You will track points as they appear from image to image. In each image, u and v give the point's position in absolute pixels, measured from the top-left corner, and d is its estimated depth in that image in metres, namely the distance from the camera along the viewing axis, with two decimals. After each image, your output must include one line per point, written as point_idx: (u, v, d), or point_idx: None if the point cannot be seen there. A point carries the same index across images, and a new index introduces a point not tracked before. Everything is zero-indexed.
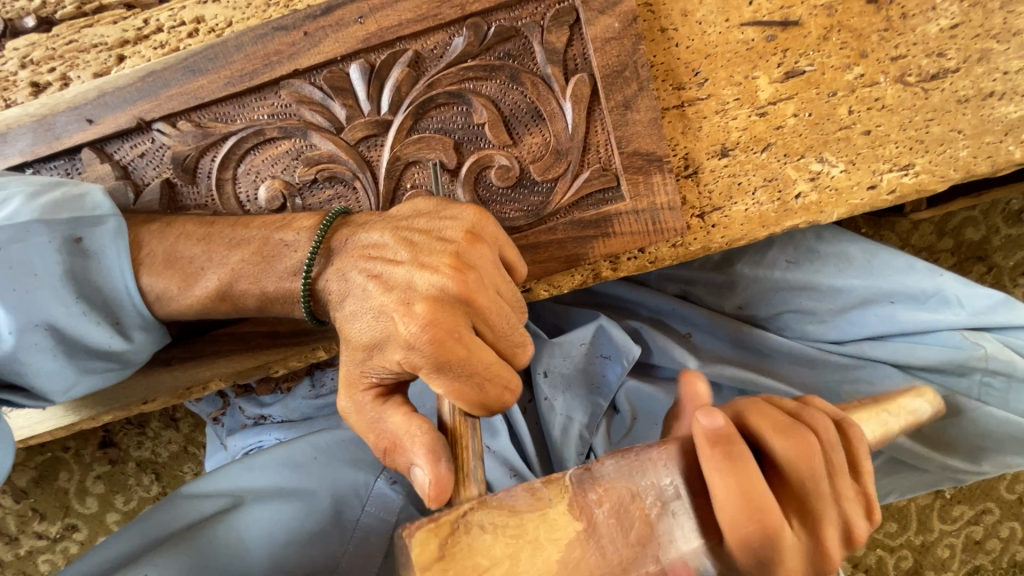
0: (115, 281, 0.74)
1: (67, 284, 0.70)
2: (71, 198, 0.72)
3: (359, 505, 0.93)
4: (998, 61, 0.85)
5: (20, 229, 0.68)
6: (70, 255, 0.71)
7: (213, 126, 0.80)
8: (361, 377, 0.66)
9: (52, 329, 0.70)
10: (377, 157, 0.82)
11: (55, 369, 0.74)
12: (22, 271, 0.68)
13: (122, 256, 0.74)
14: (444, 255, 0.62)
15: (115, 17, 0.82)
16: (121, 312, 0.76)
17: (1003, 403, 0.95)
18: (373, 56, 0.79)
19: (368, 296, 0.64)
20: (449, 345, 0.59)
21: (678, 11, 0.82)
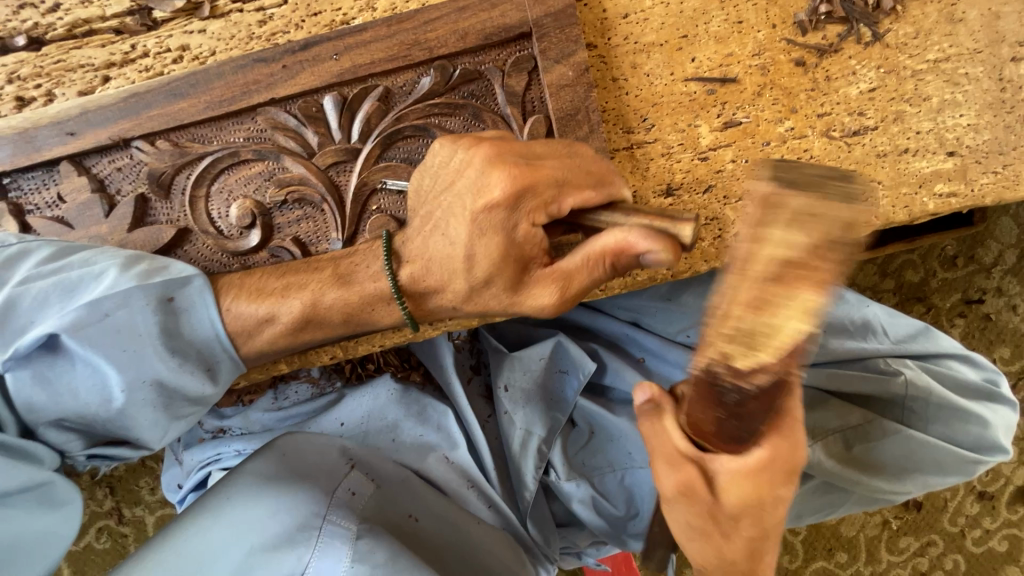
0: (205, 330, 0.80)
1: (163, 340, 0.76)
2: (160, 267, 0.78)
3: (321, 512, 0.95)
4: (911, 122, 0.95)
5: (122, 297, 0.74)
6: (167, 314, 0.77)
7: (190, 146, 0.85)
8: (532, 269, 0.72)
9: (156, 384, 0.77)
10: (344, 182, 0.87)
11: (155, 419, 0.79)
12: (128, 333, 0.75)
13: (209, 308, 0.79)
14: (467, 151, 0.72)
15: (103, 41, 0.87)
16: (213, 357, 0.81)
17: (924, 426, 1.01)
18: (345, 90, 0.85)
19: (455, 238, 0.72)
20: (529, 172, 0.68)
21: (628, 63, 0.91)
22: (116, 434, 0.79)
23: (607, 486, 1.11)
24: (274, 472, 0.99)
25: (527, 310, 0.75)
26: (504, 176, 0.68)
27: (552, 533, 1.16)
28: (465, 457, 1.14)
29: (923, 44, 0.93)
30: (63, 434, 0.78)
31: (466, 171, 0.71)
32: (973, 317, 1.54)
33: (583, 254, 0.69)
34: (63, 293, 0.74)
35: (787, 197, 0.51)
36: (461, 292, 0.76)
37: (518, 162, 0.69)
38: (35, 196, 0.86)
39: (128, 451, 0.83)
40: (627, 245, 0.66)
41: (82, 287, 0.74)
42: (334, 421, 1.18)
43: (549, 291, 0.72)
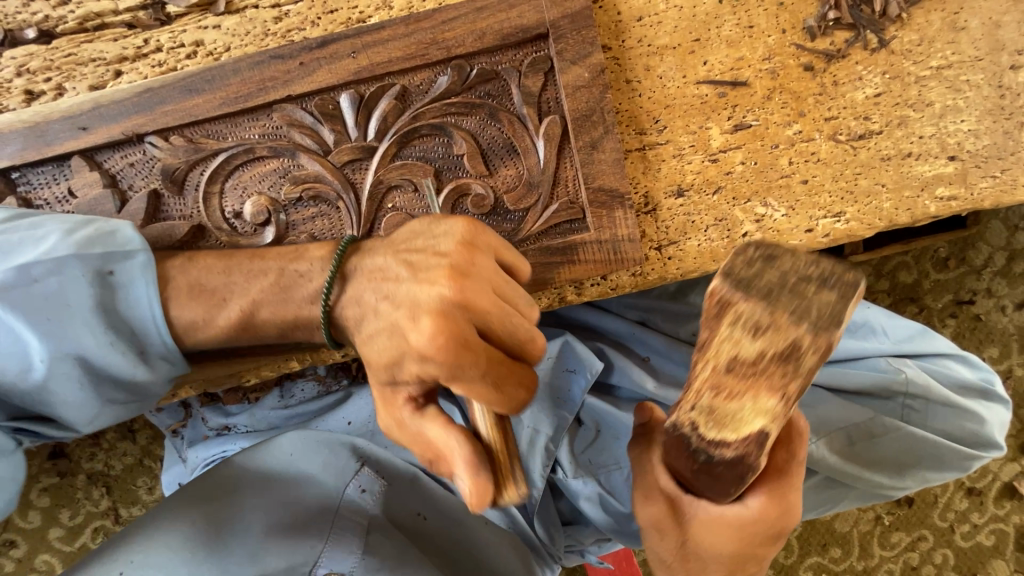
0: (140, 311, 0.77)
1: (98, 316, 0.74)
2: (107, 233, 0.77)
3: (335, 503, 1.00)
4: (915, 127, 0.97)
5: (57, 264, 0.72)
6: (106, 287, 0.75)
7: (205, 142, 0.84)
8: (395, 398, 0.70)
9: (80, 359, 0.74)
10: (360, 180, 0.87)
11: (81, 399, 0.76)
12: (58, 303, 0.72)
13: (148, 287, 0.77)
14: (441, 268, 0.67)
15: (116, 35, 0.85)
16: (146, 340, 0.78)
17: (923, 422, 1.04)
18: (362, 88, 0.85)
19: (380, 313, 0.70)
20: (458, 350, 0.64)
21: (642, 65, 0.92)
22: (34, 408, 0.76)
23: (613, 484, 1.10)
24: (287, 462, 1.01)
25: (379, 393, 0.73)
26: (438, 327, 0.64)
27: (557, 531, 1.15)
28: None
29: (927, 51, 0.95)
30: None
31: (425, 286, 0.67)
32: (964, 317, 1.58)
33: (436, 430, 0.66)
34: (0, 253, 0.71)
35: (737, 301, 0.55)
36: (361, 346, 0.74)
37: (456, 332, 0.64)
38: (45, 191, 0.84)
39: (59, 431, 0.80)
40: (450, 458, 0.65)
41: (18, 249, 0.72)
42: (341, 420, 1.17)
43: (390, 416, 0.71)
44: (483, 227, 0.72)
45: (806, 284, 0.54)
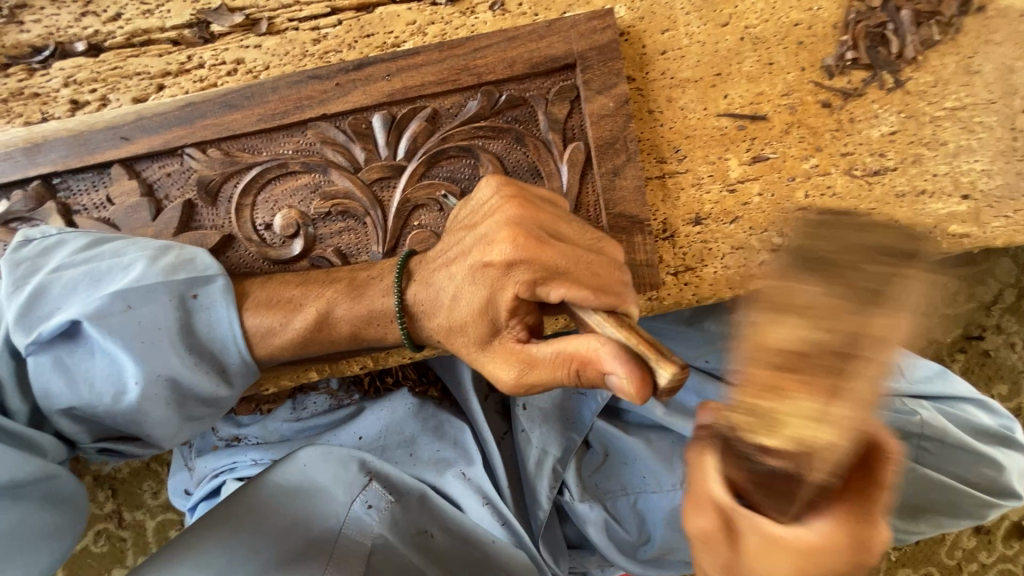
0: (223, 331, 0.80)
1: (181, 336, 0.77)
2: (187, 259, 0.79)
3: (338, 524, 0.97)
4: (928, 165, 0.99)
5: (147, 291, 0.75)
6: (188, 311, 0.78)
7: (240, 155, 0.87)
8: (509, 346, 0.70)
9: (171, 379, 0.76)
10: (388, 198, 0.90)
11: (167, 418, 0.78)
12: (149, 326, 0.75)
13: (230, 308, 0.80)
14: (497, 197, 0.72)
15: (160, 51, 0.89)
16: (226, 359, 0.81)
17: (938, 466, 1.03)
18: (394, 109, 0.88)
19: (453, 276, 0.72)
20: (538, 246, 0.67)
21: (664, 96, 0.95)
22: (124, 429, 0.78)
23: (619, 510, 1.13)
24: (297, 475, 0.99)
25: (487, 372, 0.73)
26: (512, 235, 0.68)
27: (562, 553, 1.16)
28: (480, 473, 1.12)
29: (942, 92, 0.98)
30: (78, 423, 0.77)
31: (487, 221, 0.71)
32: (972, 353, 1.59)
33: (556, 348, 0.65)
34: (92, 282, 0.75)
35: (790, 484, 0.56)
36: (445, 328, 0.75)
37: (533, 236, 0.68)
38: (83, 196, 0.87)
39: (140, 448, 0.82)
40: (596, 358, 0.61)
41: (106, 278, 0.75)
42: (352, 435, 1.17)
43: (508, 369, 0.70)
44: (516, 179, 0.76)
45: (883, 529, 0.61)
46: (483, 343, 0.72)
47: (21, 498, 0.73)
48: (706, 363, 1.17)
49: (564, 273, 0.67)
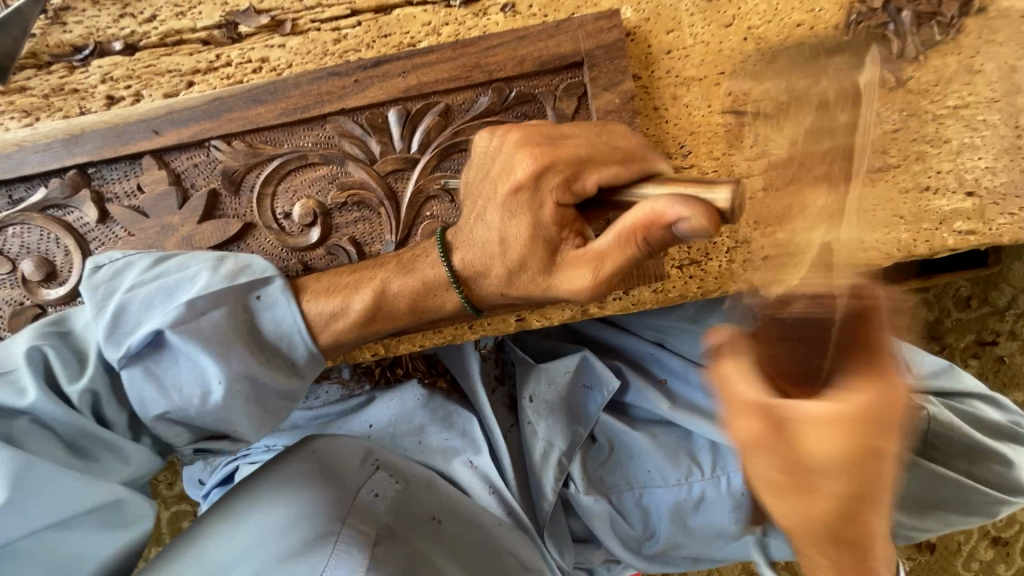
0: (290, 327, 0.83)
1: (251, 337, 0.81)
2: (245, 266, 0.83)
3: (339, 514, 0.92)
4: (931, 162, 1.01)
5: (215, 297, 0.79)
6: (254, 311, 0.82)
7: (263, 147, 0.92)
8: (577, 255, 0.72)
9: (251, 377, 0.79)
10: (401, 189, 0.94)
11: (253, 414, 0.81)
12: (223, 328, 0.78)
13: (292, 305, 0.83)
14: (504, 137, 0.79)
15: (191, 50, 0.94)
16: (295, 354, 0.84)
17: (946, 462, 1.03)
18: (409, 105, 0.92)
19: (492, 223, 0.77)
20: (555, 149, 0.74)
21: (669, 94, 0.98)
22: (214, 429, 0.81)
23: (623, 504, 1.12)
24: (302, 470, 0.98)
25: (566, 292, 0.74)
26: (529, 155, 0.74)
27: (566, 546, 1.17)
28: (487, 463, 1.15)
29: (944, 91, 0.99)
30: (171, 428, 0.80)
31: (502, 161, 0.77)
32: (986, 359, 1.57)
33: (613, 231, 0.68)
34: (164, 296, 0.79)
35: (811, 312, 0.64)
36: (503, 276, 0.78)
37: (543, 142, 0.75)
38: (116, 185, 0.92)
39: (231, 447, 0.84)
40: (657, 218, 0.64)
41: (178, 291, 0.79)
42: (363, 423, 1.21)
43: (583, 275, 0.72)
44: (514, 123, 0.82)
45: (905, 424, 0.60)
46: (547, 268, 0.74)
47: (82, 524, 0.74)
48: None
49: (590, 162, 0.73)
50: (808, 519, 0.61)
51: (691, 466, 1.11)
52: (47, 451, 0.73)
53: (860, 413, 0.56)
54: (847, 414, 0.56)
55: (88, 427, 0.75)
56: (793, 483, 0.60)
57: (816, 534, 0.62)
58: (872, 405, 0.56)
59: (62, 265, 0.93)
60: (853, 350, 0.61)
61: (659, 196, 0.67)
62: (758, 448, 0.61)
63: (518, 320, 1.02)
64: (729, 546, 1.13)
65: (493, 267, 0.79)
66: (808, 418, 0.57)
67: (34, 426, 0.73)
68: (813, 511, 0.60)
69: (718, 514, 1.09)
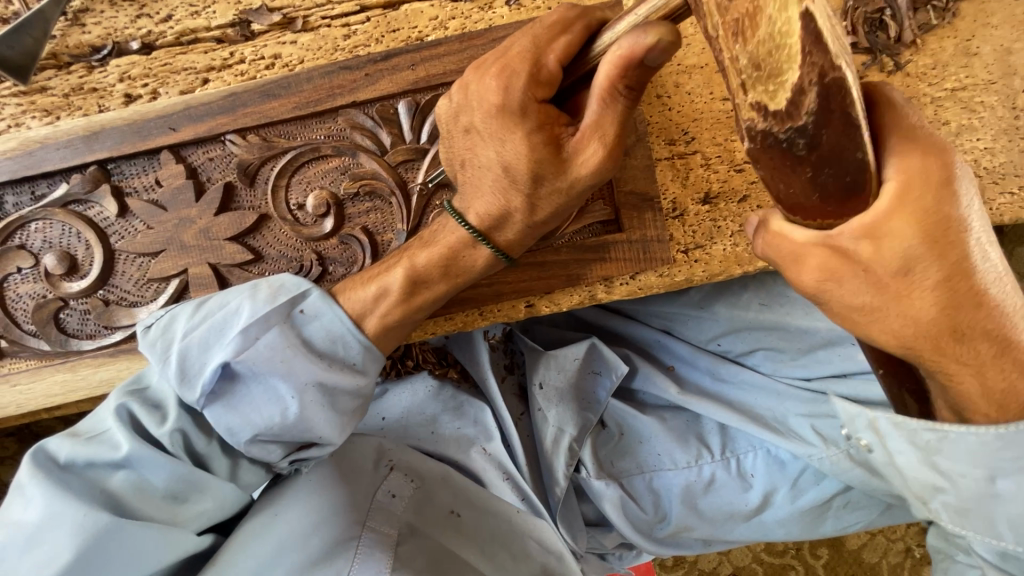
0: (341, 332, 0.86)
1: (308, 348, 0.84)
2: (279, 285, 0.86)
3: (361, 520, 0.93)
4: None
5: (263, 322, 0.83)
6: (301, 325, 0.85)
7: (277, 141, 0.94)
8: (584, 134, 0.73)
9: (318, 382, 0.83)
10: (411, 179, 0.96)
11: (328, 417, 0.85)
12: (281, 348, 0.82)
13: (336, 308, 0.86)
14: (469, 71, 0.82)
15: (206, 48, 0.97)
16: (352, 354, 0.87)
17: None
18: (418, 97, 0.95)
19: (493, 142, 0.79)
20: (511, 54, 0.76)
21: (672, 82, 1.00)
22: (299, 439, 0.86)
23: (635, 489, 1.15)
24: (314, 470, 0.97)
25: (592, 180, 0.77)
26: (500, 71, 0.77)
27: (580, 531, 1.19)
28: (500, 450, 1.18)
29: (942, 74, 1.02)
30: (263, 448, 0.85)
31: (478, 94, 0.79)
32: None
33: (596, 94, 0.69)
34: (217, 333, 0.83)
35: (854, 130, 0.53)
36: (524, 208, 0.81)
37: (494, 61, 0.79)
38: (134, 180, 0.95)
39: (318, 452, 0.88)
40: (627, 56, 0.64)
41: (229, 326, 0.84)
42: (376, 415, 1.22)
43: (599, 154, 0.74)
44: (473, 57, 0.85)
45: (944, 185, 0.57)
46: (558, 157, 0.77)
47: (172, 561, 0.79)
48: (718, 346, 1.19)
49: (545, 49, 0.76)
50: (908, 330, 0.61)
51: (700, 449, 1.14)
52: (148, 499, 0.78)
53: (911, 190, 0.56)
54: (900, 194, 0.56)
55: (182, 468, 0.79)
56: (884, 293, 0.60)
57: (926, 339, 0.62)
58: (915, 175, 0.56)
59: (83, 258, 0.96)
60: (882, 128, 0.58)
61: (624, 33, 0.67)
62: (833, 280, 0.61)
63: (527, 305, 1.02)
64: (740, 528, 1.14)
65: (513, 202, 0.81)
66: (868, 228, 0.57)
67: (129, 480, 0.78)
68: (915, 314, 0.60)
69: (729, 494, 1.13)
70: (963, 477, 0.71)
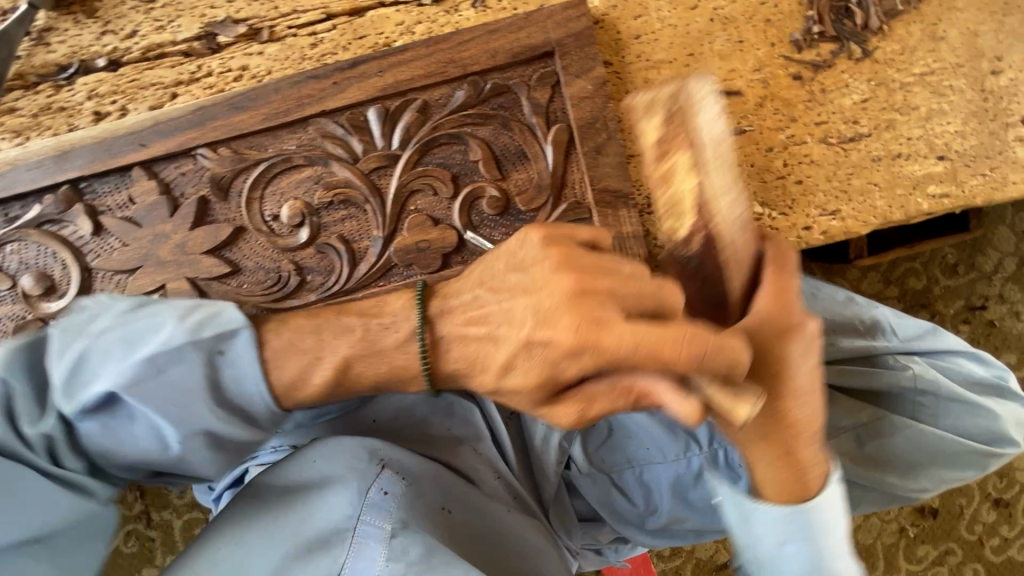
0: (251, 383, 0.72)
1: (211, 393, 0.70)
2: (214, 314, 0.72)
3: (354, 515, 0.97)
4: (902, 129, 1.03)
5: (175, 353, 0.69)
6: (214, 364, 0.71)
7: (249, 153, 0.94)
8: None
9: (205, 433, 0.70)
10: (384, 185, 0.96)
11: (212, 468, 0.73)
12: (184, 388, 0.69)
13: (254, 359, 0.72)
14: None
15: (173, 62, 0.97)
16: (252, 409, 0.73)
17: (935, 418, 0.99)
18: (388, 103, 0.95)
19: None
20: None
21: (641, 78, 1.01)
22: (172, 474, 0.74)
23: (624, 482, 1.17)
24: (311, 467, 1.01)
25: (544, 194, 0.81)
26: None
27: (573, 525, 1.21)
28: (491, 449, 1.17)
29: (909, 59, 1.02)
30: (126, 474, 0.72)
31: None
32: (978, 323, 1.56)
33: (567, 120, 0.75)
34: (125, 346, 0.69)
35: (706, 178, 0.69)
36: None
37: None
38: (107, 198, 0.95)
39: (192, 486, 0.77)
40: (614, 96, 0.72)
41: (140, 340, 0.69)
42: (365, 419, 1.20)
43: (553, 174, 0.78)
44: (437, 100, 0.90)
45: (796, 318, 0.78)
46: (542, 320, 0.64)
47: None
48: None
49: None
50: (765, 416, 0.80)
51: (689, 441, 1.14)
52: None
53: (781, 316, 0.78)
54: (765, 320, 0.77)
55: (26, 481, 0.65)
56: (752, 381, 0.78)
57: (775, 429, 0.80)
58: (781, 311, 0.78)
59: (60, 278, 0.96)
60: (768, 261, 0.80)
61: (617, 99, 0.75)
62: None
63: None
64: None
65: None
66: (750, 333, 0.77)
67: None
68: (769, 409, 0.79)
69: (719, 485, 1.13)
70: (766, 535, 0.83)
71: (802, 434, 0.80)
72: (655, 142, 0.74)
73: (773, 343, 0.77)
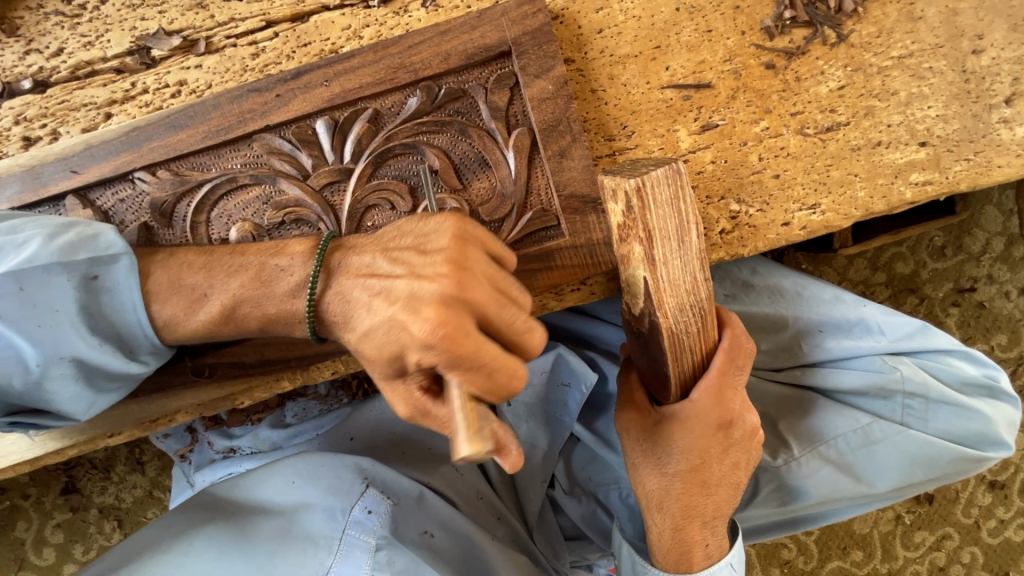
0: (128, 315, 0.76)
1: (84, 319, 0.73)
2: (90, 238, 0.73)
3: (337, 529, 0.90)
4: (881, 116, 0.98)
5: (43, 273, 0.69)
6: (88, 292, 0.73)
7: (190, 174, 0.88)
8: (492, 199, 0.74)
9: (74, 359, 0.74)
10: (339, 201, 0.90)
11: (75, 393, 0.77)
12: (47, 307, 0.70)
13: (134, 290, 0.75)
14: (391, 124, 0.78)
15: (105, 80, 0.91)
16: (133, 342, 0.78)
17: (923, 422, 1.02)
18: (336, 114, 0.89)
19: None
20: None
21: (605, 74, 0.95)
22: (32, 402, 0.77)
23: (611, 502, 1.12)
24: (290, 488, 0.96)
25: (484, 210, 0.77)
26: None
27: (559, 545, 1.18)
28: (474, 470, 1.14)
29: (886, 42, 0.97)
30: None
31: None
32: (967, 306, 1.53)
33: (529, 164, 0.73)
34: None
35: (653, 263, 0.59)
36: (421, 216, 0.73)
37: None
38: None
39: (59, 418, 0.82)
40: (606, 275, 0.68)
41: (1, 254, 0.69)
42: (343, 437, 1.16)
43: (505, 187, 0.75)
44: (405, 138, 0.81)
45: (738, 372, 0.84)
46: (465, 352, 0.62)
47: None
48: None
49: None
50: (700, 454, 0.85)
51: None
52: None
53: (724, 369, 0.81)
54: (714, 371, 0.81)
55: None
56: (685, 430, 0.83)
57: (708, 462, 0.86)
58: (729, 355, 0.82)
59: None
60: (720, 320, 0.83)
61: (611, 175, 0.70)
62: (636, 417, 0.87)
63: None
64: None
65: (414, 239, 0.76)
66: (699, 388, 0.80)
67: None
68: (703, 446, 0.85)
69: None
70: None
71: (695, 520, 0.91)
72: (618, 225, 0.69)
73: (714, 393, 0.81)
